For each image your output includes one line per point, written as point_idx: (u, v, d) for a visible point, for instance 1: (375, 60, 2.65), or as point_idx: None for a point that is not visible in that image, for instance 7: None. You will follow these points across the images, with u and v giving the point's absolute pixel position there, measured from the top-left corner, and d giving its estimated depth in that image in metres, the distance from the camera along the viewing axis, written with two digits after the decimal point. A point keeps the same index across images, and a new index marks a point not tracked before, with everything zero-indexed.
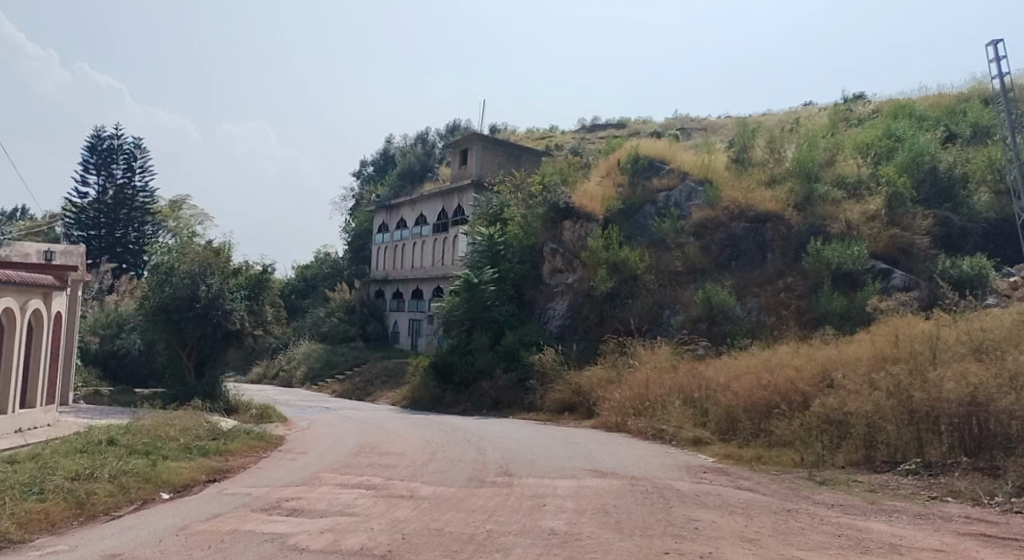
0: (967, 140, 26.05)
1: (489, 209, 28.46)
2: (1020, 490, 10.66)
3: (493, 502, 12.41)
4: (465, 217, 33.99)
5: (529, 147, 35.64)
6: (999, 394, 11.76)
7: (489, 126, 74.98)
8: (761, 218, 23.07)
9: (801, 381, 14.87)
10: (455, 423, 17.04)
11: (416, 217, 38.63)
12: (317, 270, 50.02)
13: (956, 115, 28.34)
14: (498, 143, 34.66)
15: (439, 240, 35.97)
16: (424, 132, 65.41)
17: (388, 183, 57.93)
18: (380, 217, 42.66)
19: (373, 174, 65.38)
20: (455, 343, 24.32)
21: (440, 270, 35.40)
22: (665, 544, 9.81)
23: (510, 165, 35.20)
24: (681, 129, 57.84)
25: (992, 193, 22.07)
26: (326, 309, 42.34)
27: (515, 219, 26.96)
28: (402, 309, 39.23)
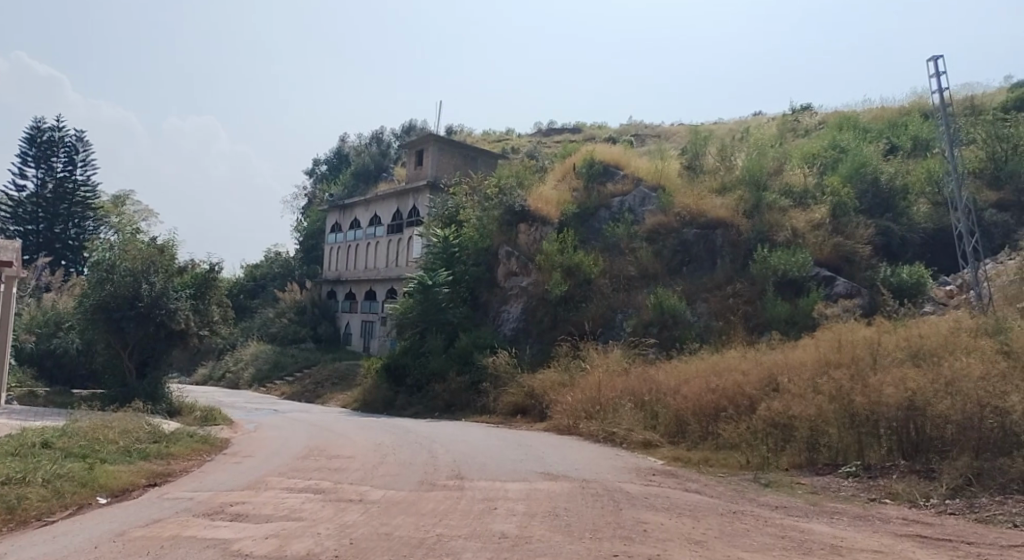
0: (907, 152, 26.98)
1: (444, 211, 28.35)
2: (953, 492, 11.13)
3: (444, 505, 12.34)
4: (420, 218, 33.80)
5: (485, 149, 35.58)
6: (936, 398, 12.22)
7: (445, 127, 74.75)
8: (712, 225, 23.48)
9: (748, 384, 15.18)
10: (406, 426, 16.91)
11: (370, 217, 38.25)
12: (267, 269, 49.13)
13: (897, 128, 29.34)
14: (454, 145, 34.57)
15: (393, 242, 35.70)
16: (379, 132, 64.88)
17: (342, 181, 57.21)
18: (333, 217, 42.11)
19: (327, 173, 64.54)
20: (408, 345, 24.16)
21: (394, 271, 35.13)
22: (615, 546, 9.88)
23: (466, 167, 35.12)
24: (635, 135, 58.66)
25: (930, 204, 22.90)
26: (276, 310, 41.65)
27: (470, 222, 26.92)
28: (354, 311, 38.81)
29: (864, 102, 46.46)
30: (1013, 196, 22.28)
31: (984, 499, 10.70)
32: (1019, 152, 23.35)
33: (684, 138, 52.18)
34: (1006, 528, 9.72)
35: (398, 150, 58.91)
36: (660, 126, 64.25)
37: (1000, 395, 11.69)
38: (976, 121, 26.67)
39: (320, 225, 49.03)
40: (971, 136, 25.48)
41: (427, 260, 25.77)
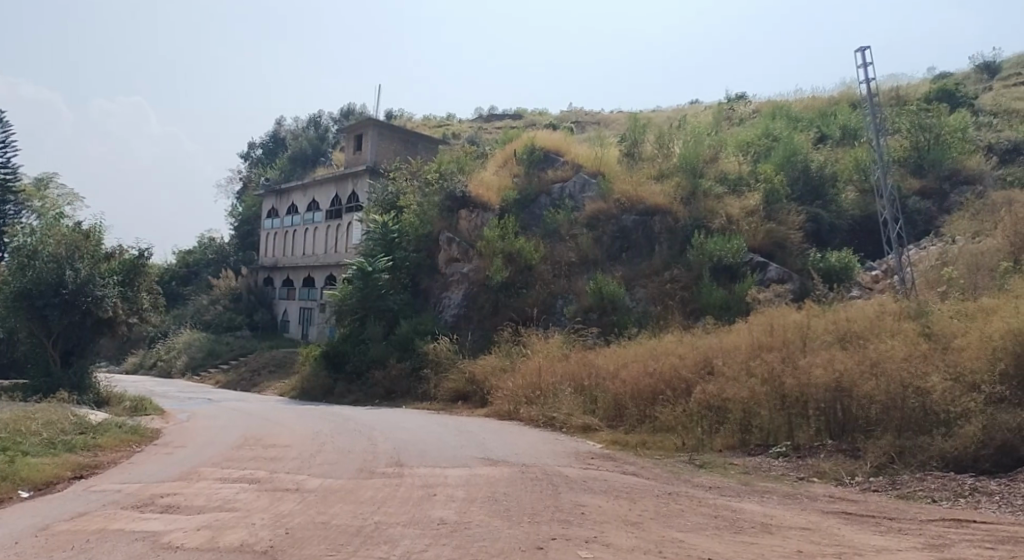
0: (836, 141, 27.80)
1: (384, 197, 28.06)
2: (876, 470, 11.60)
3: (383, 493, 12.25)
4: (360, 203, 33.40)
5: (425, 135, 35.29)
6: (862, 379, 12.68)
7: (386, 111, 73.87)
8: (650, 211, 23.77)
9: (684, 368, 15.47)
10: (344, 413, 16.73)
11: (307, 202, 37.56)
12: (201, 255, 47.90)
13: (827, 117, 30.16)
14: (394, 129, 34.18)
15: (332, 228, 35.21)
16: (317, 115, 63.70)
17: (278, 166, 55.97)
18: (269, 202, 41.19)
19: (263, 157, 63.07)
20: (348, 333, 23.87)
21: (332, 258, 34.66)
22: (552, 530, 9.96)
23: (406, 152, 34.77)
24: (577, 122, 58.97)
25: (858, 191, 23.64)
26: (210, 297, 40.69)
27: (411, 207, 26.68)
28: (292, 298, 38.22)
29: (796, 91, 47.65)
30: (935, 185, 23.16)
31: (905, 476, 11.19)
32: (941, 142, 24.25)
33: (623, 125, 52.66)
34: (925, 503, 10.17)
35: (337, 134, 57.91)
36: (601, 113, 64.85)
37: (921, 376, 12.24)
38: (900, 111, 27.60)
39: (254, 211, 47.94)
40: (896, 126, 26.36)
41: (367, 246, 25.45)
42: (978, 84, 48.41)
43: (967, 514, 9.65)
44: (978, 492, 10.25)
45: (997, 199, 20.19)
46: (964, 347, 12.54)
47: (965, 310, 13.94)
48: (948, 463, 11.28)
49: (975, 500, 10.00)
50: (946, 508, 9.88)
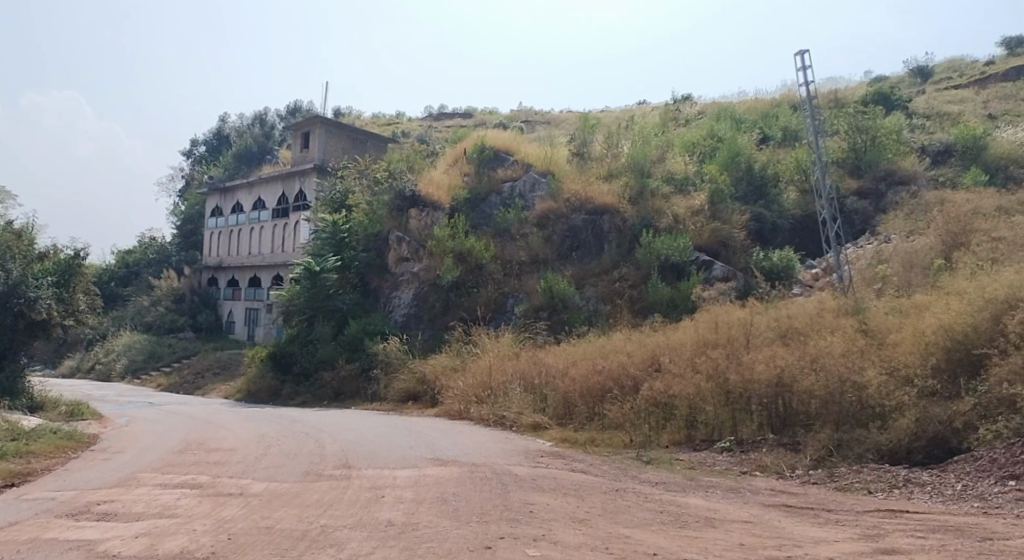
0: (778, 142, 28.44)
1: (333, 196, 27.76)
2: (816, 463, 11.91)
3: (330, 495, 12.10)
4: (307, 202, 32.97)
5: (374, 133, 35.00)
6: (803, 374, 12.99)
7: (334, 109, 73.02)
8: (599, 211, 23.92)
9: (632, 365, 15.66)
10: (292, 415, 16.48)
11: (253, 201, 36.90)
12: (141, 255, 46.64)
13: (769, 118, 30.85)
14: (342, 127, 33.79)
15: (279, 227, 34.66)
16: (263, 113, 62.64)
17: (222, 163, 54.84)
18: (214, 200, 40.35)
19: (206, 155, 61.74)
20: (295, 333, 23.55)
21: (279, 257, 34.13)
22: (500, 529, 9.96)
23: (355, 150, 34.42)
24: (528, 122, 59.23)
25: (799, 191, 24.21)
26: (150, 298, 39.66)
27: (359, 206, 26.48)
28: (237, 298, 37.54)
29: (738, 92, 48.77)
30: (871, 185, 23.85)
31: (843, 469, 11.53)
32: (877, 144, 24.95)
33: (573, 125, 53.13)
34: (861, 495, 10.46)
35: (285, 131, 57.09)
36: (552, 113, 65.29)
37: (858, 371, 12.61)
38: (839, 113, 28.37)
39: (197, 208, 46.90)
40: (834, 127, 27.09)
41: (315, 245, 25.06)
42: (911, 88, 50.29)
43: (901, 504, 9.96)
44: (911, 483, 10.61)
45: (930, 200, 20.89)
46: (898, 342, 12.98)
47: (900, 306, 14.38)
48: (883, 455, 11.67)
49: (908, 491, 10.35)
50: (881, 499, 10.18)
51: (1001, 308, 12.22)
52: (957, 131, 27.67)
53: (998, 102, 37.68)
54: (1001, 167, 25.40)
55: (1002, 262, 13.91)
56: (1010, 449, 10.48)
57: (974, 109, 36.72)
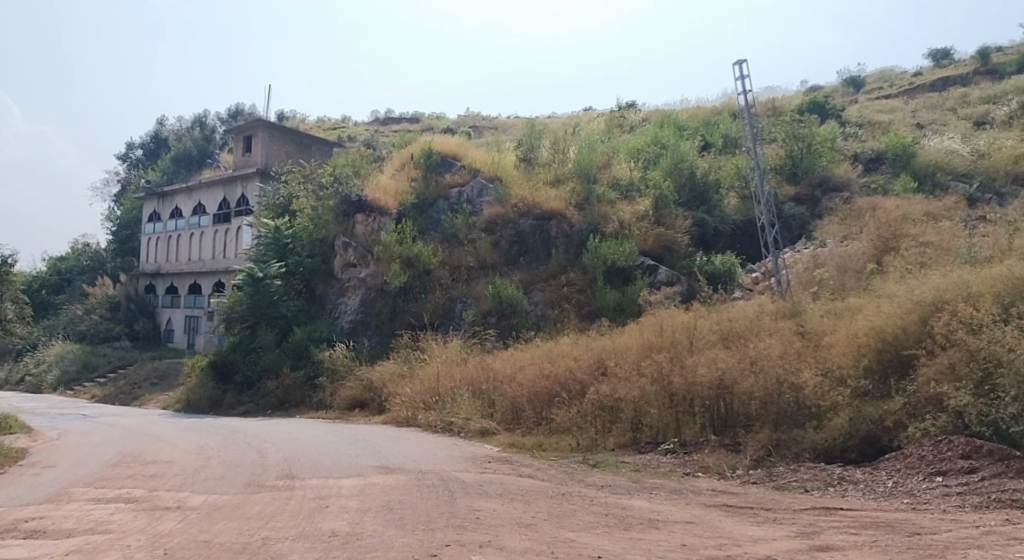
0: (719, 149, 29.09)
1: (276, 200, 27.49)
2: (755, 463, 12.18)
3: (272, 507, 11.87)
4: (250, 207, 32.43)
5: (319, 137, 34.63)
6: (743, 376, 13.29)
7: (279, 112, 72.00)
8: (546, 216, 24.02)
9: (579, 369, 15.80)
10: (233, 426, 16.13)
11: (193, 206, 36.10)
12: (75, 262, 45.11)
13: (710, 126, 31.52)
14: (285, 131, 33.32)
15: (220, 232, 33.96)
16: (202, 116, 61.35)
17: (160, 167, 53.49)
18: (152, 205, 39.27)
19: (143, 159, 60.12)
20: (237, 341, 23.14)
21: (220, 264, 33.51)
22: (446, 536, 9.92)
23: (298, 155, 33.99)
24: (475, 126, 59.34)
25: (739, 197, 24.74)
26: (84, 307, 38.05)
27: (304, 212, 26.41)
28: (176, 306, 36.67)
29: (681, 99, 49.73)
30: (807, 192, 24.63)
31: (781, 468, 11.82)
32: (812, 151, 25.65)
33: (520, 130, 53.45)
34: (799, 493, 10.73)
35: (226, 135, 56.01)
36: (500, 118, 65.56)
37: (795, 372, 12.94)
38: (776, 121, 29.16)
39: (134, 214, 45.61)
40: (772, 135, 27.80)
41: (259, 251, 24.49)
42: (845, 97, 52.05)
43: (836, 501, 10.25)
44: (845, 481, 10.93)
45: (863, 206, 21.61)
46: (832, 344, 13.39)
47: (835, 308, 14.82)
48: (819, 454, 12.03)
49: (843, 488, 10.65)
50: (817, 497, 10.47)
51: (929, 310, 12.71)
52: (887, 140, 28.72)
53: (926, 112, 39.30)
54: (929, 174, 26.46)
55: (928, 266, 14.47)
56: (937, 446, 10.92)
57: (904, 117, 38.21)
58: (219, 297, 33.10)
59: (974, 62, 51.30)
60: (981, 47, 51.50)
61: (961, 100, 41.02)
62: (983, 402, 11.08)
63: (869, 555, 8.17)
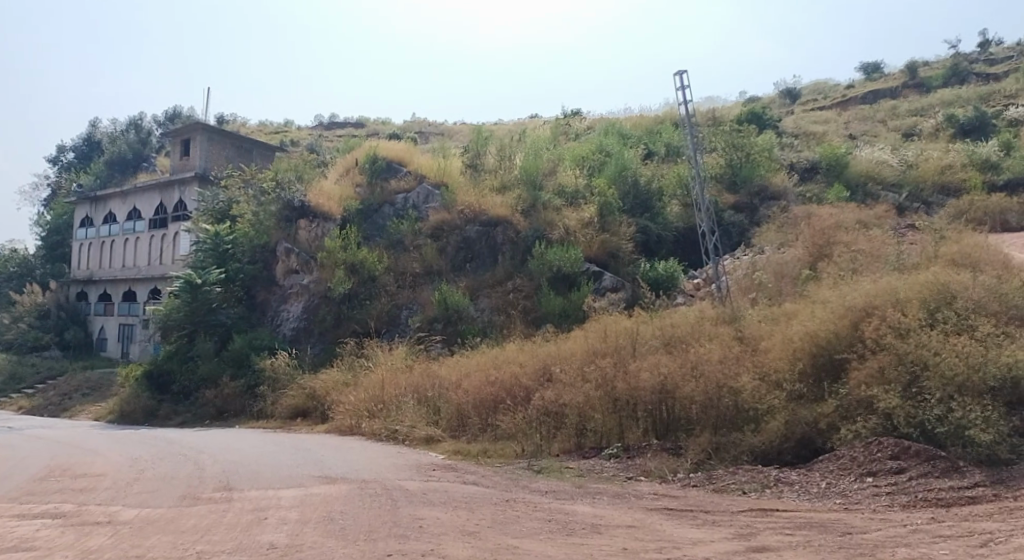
0: (662, 157, 29.58)
1: (215, 205, 27.31)
2: (696, 466, 12.35)
3: (208, 520, 11.56)
4: (188, 212, 31.70)
5: (260, 141, 34.08)
6: (684, 381, 13.49)
7: (220, 116, 70.62)
8: (492, 222, 24.03)
9: (524, 375, 15.84)
10: (170, 437, 15.69)
11: (128, 210, 35.10)
12: (1, 268, 43.29)
13: (653, 135, 32.02)
14: (225, 135, 32.68)
15: (156, 238, 33.15)
16: (138, 118, 59.75)
17: (93, 170, 51.88)
18: (84, 209, 38.04)
19: (75, 162, 58.25)
20: (174, 350, 23.07)
21: (157, 270, 32.69)
22: (388, 546, 9.79)
23: (238, 159, 33.38)
24: (421, 133, 59.18)
25: (681, 205, 25.08)
26: (10, 315, 36.55)
27: (245, 216, 25.96)
28: (110, 314, 35.58)
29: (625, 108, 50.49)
30: (746, 200, 25.20)
31: (720, 471, 12.02)
32: (751, 160, 26.30)
33: (467, 136, 53.66)
34: (736, 495, 10.93)
35: (163, 138, 54.75)
36: (447, 124, 65.54)
37: (734, 376, 13.21)
38: (716, 131, 29.81)
39: (65, 219, 44.10)
40: (712, 144, 28.39)
41: (198, 257, 24.53)
42: (782, 109, 53.75)
43: (772, 503, 10.47)
44: (781, 483, 11.17)
45: (799, 214, 22.21)
46: (769, 348, 13.71)
47: (772, 314, 15.17)
48: (756, 457, 12.29)
49: (779, 490, 10.88)
50: (754, 498, 10.68)
51: (860, 316, 13.10)
52: (822, 150, 29.57)
53: (858, 124, 40.73)
54: (861, 185, 27.41)
55: (860, 273, 14.94)
56: (868, 448, 11.25)
57: (837, 128, 39.54)
58: (155, 304, 32.27)
59: (903, 76, 53.60)
60: (910, 62, 53.85)
61: (890, 112, 42.76)
62: (911, 405, 11.47)
63: (803, 555, 8.36)
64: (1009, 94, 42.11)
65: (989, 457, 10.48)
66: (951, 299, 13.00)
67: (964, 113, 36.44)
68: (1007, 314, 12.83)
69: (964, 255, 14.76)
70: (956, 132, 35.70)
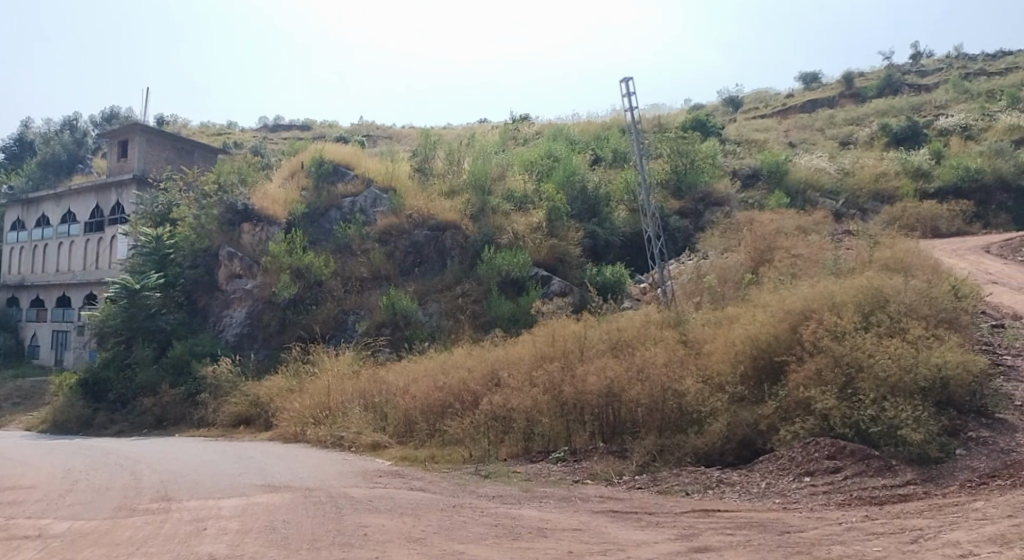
0: (609, 163, 29.92)
1: (154, 209, 26.73)
2: (640, 469, 12.46)
3: (144, 531, 11.20)
4: (125, 215, 30.88)
5: (202, 143, 33.37)
6: (630, 384, 13.64)
7: (162, 117, 68.99)
8: (441, 227, 23.92)
9: (472, 380, 15.81)
10: (106, 446, 15.22)
11: (62, 213, 34.01)
12: None
13: (600, 140, 32.37)
14: (165, 136, 31.90)
15: (93, 241, 32.21)
16: (74, 120, 58.04)
17: (25, 171, 50.14)
18: (15, 211, 36.70)
19: (5, 164, 56.21)
20: (110, 357, 22.78)
21: (93, 275, 31.79)
22: (331, 554, 9.60)
23: (179, 161, 32.60)
24: (368, 136, 58.82)
25: (628, 210, 25.36)
26: None
27: (186, 220, 25.47)
28: (42, 320, 34.43)
29: (573, 114, 50.96)
30: (691, 206, 25.65)
31: (665, 473, 12.16)
32: (695, 166, 26.80)
33: (415, 140, 53.50)
34: (680, 497, 11.06)
35: (99, 138, 53.25)
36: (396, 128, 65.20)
37: (678, 379, 13.39)
38: (661, 138, 30.28)
39: None
40: (657, 150, 28.82)
41: (135, 261, 24.26)
42: (725, 116, 55.06)
43: (714, 503, 10.62)
44: (722, 484, 11.35)
45: (741, 220, 22.69)
46: (712, 351, 13.94)
47: (715, 318, 15.44)
48: (699, 458, 12.47)
49: (721, 491, 11.05)
50: (697, 500, 10.82)
51: (798, 319, 13.42)
52: (763, 157, 30.05)
53: (798, 132, 41.89)
54: (800, 192, 28.18)
55: (799, 277, 15.34)
56: (806, 448, 11.51)
57: (778, 136, 40.59)
58: (91, 310, 31.35)
59: (840, 86, 55.47)
60: (847, 72, 55.68)
61: (828, 121, 44.19)
62: (846, 405, 11.78)
63: (743, 554, 8.48)
64: (939, 105, 43.97)
65: (920, 456, 10.81)
66: (885, 302, 13.43)
67: (898, 123, 37.84)
68: (937, 317, 13.32)
69: (897, 260, 15.28)
70: (890, 141, 37.01)
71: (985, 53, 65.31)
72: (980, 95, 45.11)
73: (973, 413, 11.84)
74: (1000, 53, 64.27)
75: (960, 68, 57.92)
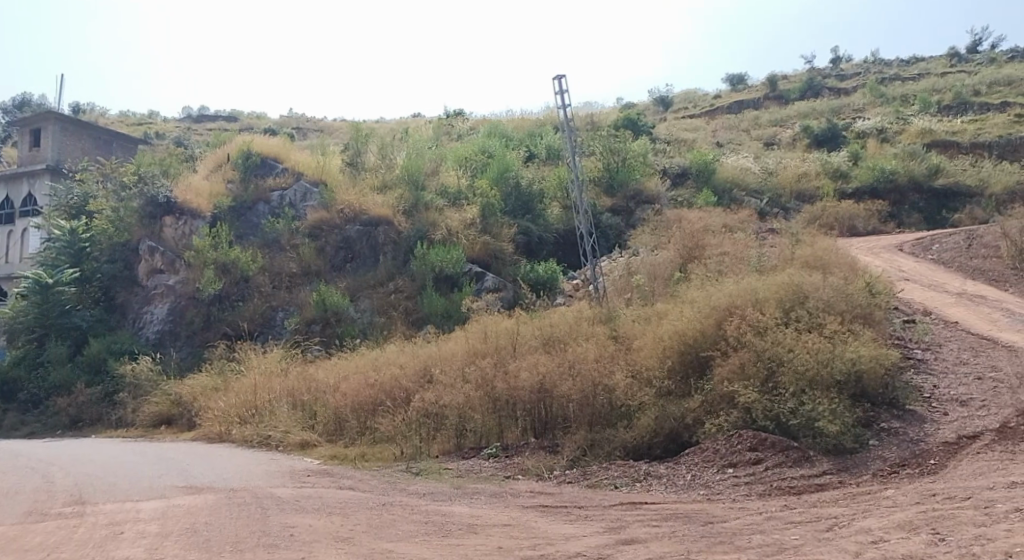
0: (542, 160, 30.11)
1: (69, 200, 25.63)
2: (571, 463, 12.56)
3: (55, 537, 10.68)
4: (38, 208, 29.54)
5: (122, 133, 32.12)
6: (561, 379, 13.73)
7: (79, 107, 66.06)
8: (374, 222, 23.61)
9: (404, 378, 15.67)
10: (15, 449, 14.48)
11: None
12: None
13: (534, 137, 32.52)
14: (82, 126, 30.62)
15: (2, 234, 30.70)
16: None
17: None
18: None
19: None
20: (22, 355, 21.96)
21: (2, 270, 30.26)
22: (255, 556, 9.33)
23: (97, 152, 31.31)
24: (297, 128, 57.64)
25: (561, 207, 25.57)
26: None
27: (103, 213, 24.52)
28: None
29: (505, 110, 51.02)
30: (623, 203, 26.06)
31: (594, 466, 12.29)
32: (626, 164, 27.19)
33: (346, 134, 52.81)
34: (608, 490, 11.19)
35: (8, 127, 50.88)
36: (327, 121, 64.09)
37: (608, 374, 13.58)
38: (593, 136, 30.65)
39: None
40: (589, 148, 29.13)
41: (48, 255, 23.42)
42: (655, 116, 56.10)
43: (641, 496, 10.79)
44: (650, 476, 11.52)
45: (670, 217, 23.14)
46: (641, 347, 14.17)
47: (645, 314, 15.70)
48: (628, 452, 12.64)
49: (648, 484, 11.21)
50: (625, 493, 10.96)
51: (722, 315, 13.74)
52: (692, 156, 30.71)
53: (724, 132, 43.02)
54: (727, 191, 28.98)
55: (725, 273, 15.77)
56: (729, 441, 11.78)
57: (706, 136, 41.61)
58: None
59: (765, 88, 57.19)
60: (771, 75, 57.49)
61: (754, 122, 45.50)
62: (767, 398, 12.11)
63: (668, 545, 8.62)
64: (857, 109, 45.88)
65: (835, 447, 11.20)
66: (804, 300, 13.92)
67: (820, 125, 39.23)
68: (853, 313, 13.85)
69: (817, 258, 15.83)
70: (812, 143, 38.37)
71: (901, 60, 68.25)
72: (895, 100, 47.23)
73: (886, 404, 12.31)
74: (913, 59, 67.37)
75: (876, 73, 60.51)
